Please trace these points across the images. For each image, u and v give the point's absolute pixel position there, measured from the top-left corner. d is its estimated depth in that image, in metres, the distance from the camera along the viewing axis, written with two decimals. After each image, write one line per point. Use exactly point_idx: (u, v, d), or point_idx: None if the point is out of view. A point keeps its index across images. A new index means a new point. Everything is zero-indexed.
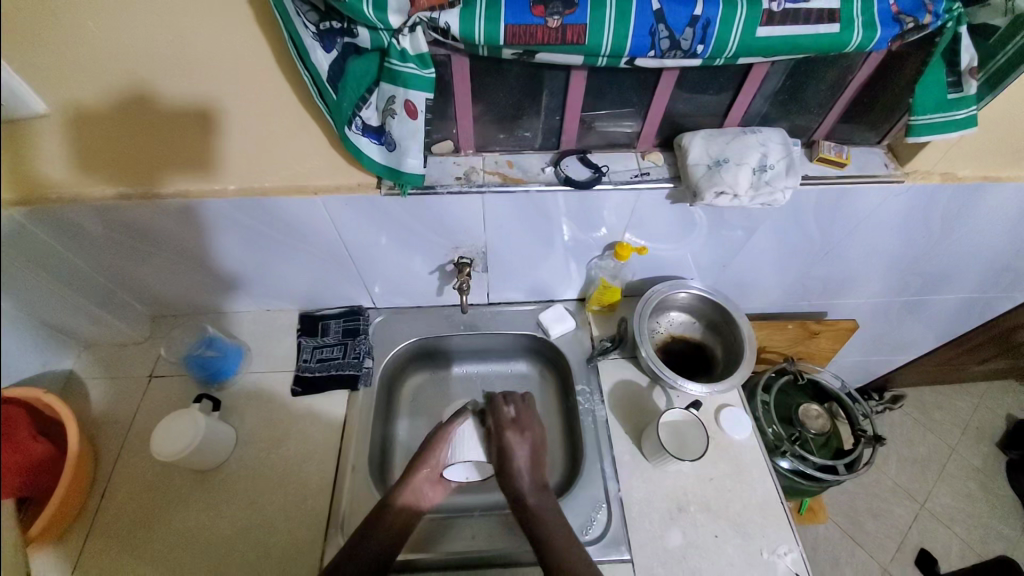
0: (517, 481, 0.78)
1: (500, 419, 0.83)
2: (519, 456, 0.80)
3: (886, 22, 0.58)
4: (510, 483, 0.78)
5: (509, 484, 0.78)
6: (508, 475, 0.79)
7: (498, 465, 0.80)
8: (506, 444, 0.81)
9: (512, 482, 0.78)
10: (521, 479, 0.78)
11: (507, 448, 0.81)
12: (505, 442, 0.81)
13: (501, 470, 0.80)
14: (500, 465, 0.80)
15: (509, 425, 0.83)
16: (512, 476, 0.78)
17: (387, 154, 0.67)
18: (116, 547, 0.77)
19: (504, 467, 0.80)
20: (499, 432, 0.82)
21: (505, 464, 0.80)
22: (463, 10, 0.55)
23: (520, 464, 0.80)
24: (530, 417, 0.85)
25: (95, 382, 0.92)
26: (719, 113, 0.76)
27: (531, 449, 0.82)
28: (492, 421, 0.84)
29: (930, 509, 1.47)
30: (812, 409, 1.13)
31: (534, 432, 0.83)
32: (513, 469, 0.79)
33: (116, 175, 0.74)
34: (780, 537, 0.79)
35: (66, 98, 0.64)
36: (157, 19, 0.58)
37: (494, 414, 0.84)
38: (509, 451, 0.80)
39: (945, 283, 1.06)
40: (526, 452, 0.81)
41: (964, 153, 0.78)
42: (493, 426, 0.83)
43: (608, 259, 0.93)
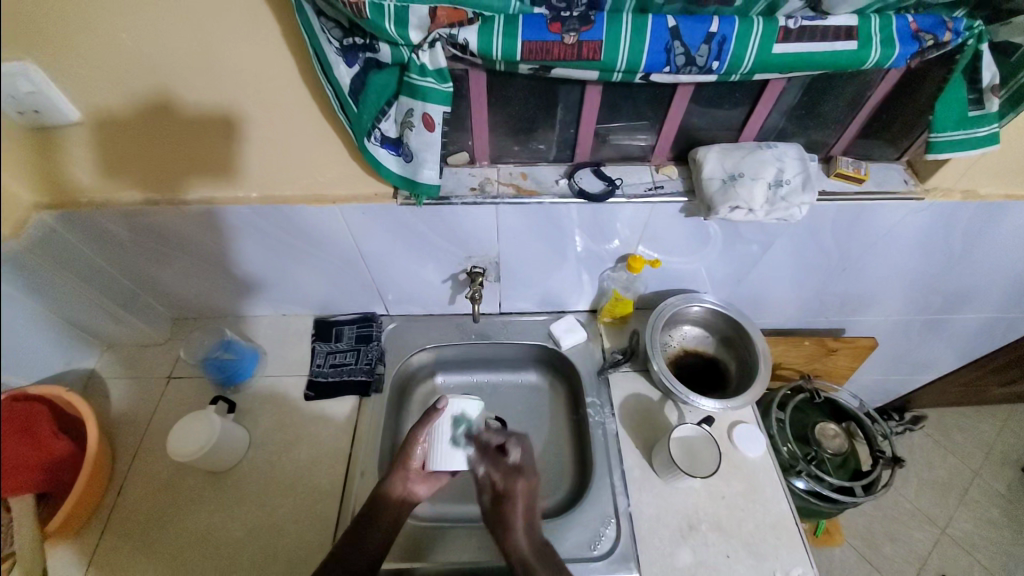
0: (515, 537, 0.71)
1: (503, 468, 0.77)
2: (519, 512, 0.73)
3: (905, 39, 0.58)
4: (509, 541, 0.71)
5: (506, 539, 0.72)
6: (508, 529, 0.72)
7: (499, 516, 0.74)
8: (511, 495, 0.74)
9: (510, 540, 0.72)
10: (518, 534, 0.72)
11: (513, 502, 0.74)
12: (513, 495, 0.74)
13: (498, 523, 0.73)
14: (499, 516, 0.74)
15: (511, 475, 0.76)
16: (512, 530, 0.72)
17: (403, 165, 0.68)
18: (131, 544, 0.79)
19: (505, 521, 0.73)
20: (504, 483, 0.76)
21: (506, 518, 0.73)
22: (481, 26, 0.57)
23: (519, 521, 0.73)
24: (531, 462, 0.78)
25: (115, 381, 0.95)
26: (734, 127, 0.76)
27: (532, 503, 0.75)
28: (494, 471, 0.77)
29: (951, 535, 1.42)
30: (829, 428, 1.10)
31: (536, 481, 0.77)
32: (513, 524, 0.72)
33: (143, 181, 0.77)
34: (794, 558, 0.78)
35: (99, 106, 0.67)
36: (189, 33, 0.60)
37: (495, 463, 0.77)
38: (512, 502, 0.74)
39: (967, 302, 1.04)
40: (527, 507, 0.74)
41: (985, 171, 0.76)
42: (496, 477, 0.76)
43: (620, 271, 0.94)
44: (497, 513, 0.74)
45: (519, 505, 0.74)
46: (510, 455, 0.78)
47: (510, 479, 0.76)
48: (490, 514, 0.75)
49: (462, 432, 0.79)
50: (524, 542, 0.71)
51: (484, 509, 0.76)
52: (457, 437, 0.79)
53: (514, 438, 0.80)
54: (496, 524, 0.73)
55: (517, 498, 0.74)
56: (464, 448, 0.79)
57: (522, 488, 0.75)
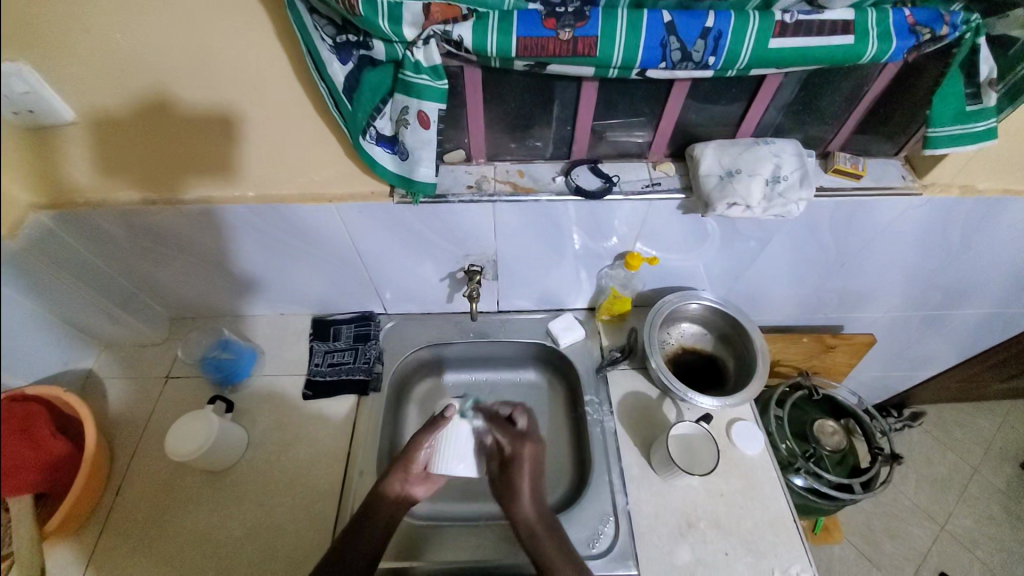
0: (521, 504, 0.76)
1: (510, 434, 0.79)
2: (526, 474, 0.77)
3: (902, 33, 0.58)
4: (516, 505, 0.76)
5: (513, 504, 0.76)
6: (515, 494, 0.76)
7: (505, 480, 0.77)
8: (519, 459, 0.78)
9: (517, 504, 0.76)
10: (524, 498, 0.76)
11: (520, 466, 0.78)
12: (521, 459, 0.78)
13: (504, 488, 0.77)
14: (506, 481, 0.77)
15: (517, 440, 0.79)
16: (519, 494, 0.76)
17: (399, 163, 0.68)
18: (129, 543, 0.79)
19: (512, 485, 0.77)
20: (512, 448, 0.78)
21: (513, 484, 0.77)
22: (475, 22, 0.56)
23: (525, 486, 0.77)
24: (536, 430, 0.82)
25: (113, 381, 0.95)
26: (731, 123, 0.75)
27: (537, 469, 0.79)
28: (502, 438, 0.79)
29: (950, 531, 1.42)
30: (827, 425, 1.10)
31: (540, 446, 0.81)
32: (519, 490, 0.76)
33: (139, 180, 0.76)
34: (792, 556, 0.78)
35: (93, 105, 0.67)
36: (182, 32, 0.60)
37: (503, 430, 0.79)
38: (519, 467, 0.77)
39: (966, 298, 1.03)
40: (532, 473, 0.78)
41: (983, 166, 0.76)
42: (504, 443, 0.78)
43: (618, 269, 0.93)
44: (503, 480, 0.78)
45: (526, 468, 0.78)
46: (517, 423, 0.81)
47: (519, 444, 0.79)
48: (497, 477, 0.78)
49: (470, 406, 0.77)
50: (529, 506, 0.76)
51: (491, 474, 0.79)
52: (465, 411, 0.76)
53: (520, 407, 0.83)
54: (503, 490, 0.78)
55: (524, 461, 0.78)
56: (470, 420, 0.77)
57: (528, 453, 0.78)
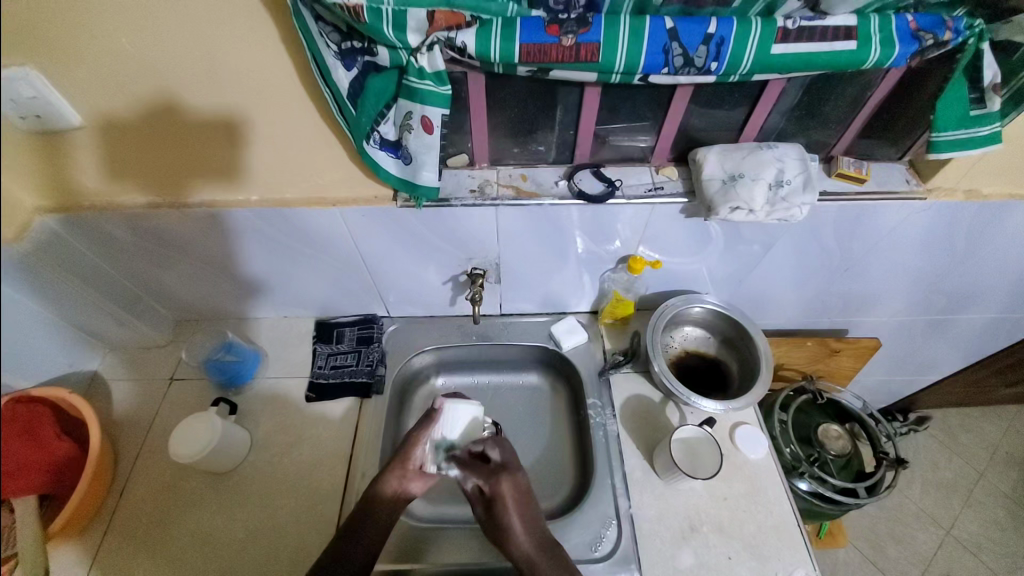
0: (517, 543, 0.71)
1: (484, 472, 0.75)
2: (512, 511, 0.73)
3: (905, 38, 0.57)
4: (512, 543, 0.71)
5: (509, 542, 0.72)
6: (506, 533, 0.72)
7: (494, 522, 0.74)
8: (499, 498, 0.73)
9: (512, 543, 0.72)
10: (519, 539, 0.72)
11: (502, 504, 0.73)
12: (501, 497, 0.73)
13: (496, 531, 0.73)
14: (495, 522, 0.73)
15: (494, 476, 0.75)
16: (511, 533, 0.72)
17: (403, 167, 0.69)
18: (133, 545, 0.79)
19: (501, 526, 0.73)
20: (489, 487, 0.74)
21: (501, 524, 0.73)
22: (479, 29, 0.57)
23: (515, 524, 0.72)
24: (511, 457, 0.78)
25: (118, 383, 0.95)
26: (734, 128, 0.75)
27: (521, 501, 0.74)
28: (477, 479, 0.75)
29: (956, 536, 1.41)
30: (832, 430, 1.09)
31: (520, 475, 0.76)
32: (510, 529, 0.72)
33: (145, 184, 0.77)
34: (796, 560, 0.77)
35: (101, 110, 0.67)
36: (189, 38, 0.61)
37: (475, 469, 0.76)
38: (502, 506, 0.73)
39: (972, 302, 1.03)
40: (517, 506, 0.73)
41: (987, 170, 0.76)
42: (482, 483, 0.75)
43: (620, 273, 0.93)
44: (492, 520, 0.74)
45: (509, 506, 0.73)
46: (491, 458, 0.77)
47: (496, 479, 0.74)
48: (486, 520, 0.75)
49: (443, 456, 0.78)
50: (526, 542, 0.72)
51: (481, 519, 0.76)
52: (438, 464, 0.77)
53: (490, 439, 0.78)
54: (494, 532, 0.73)
55: (506, 499, 0.73)
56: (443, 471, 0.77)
57: (507, 488, 0.74)
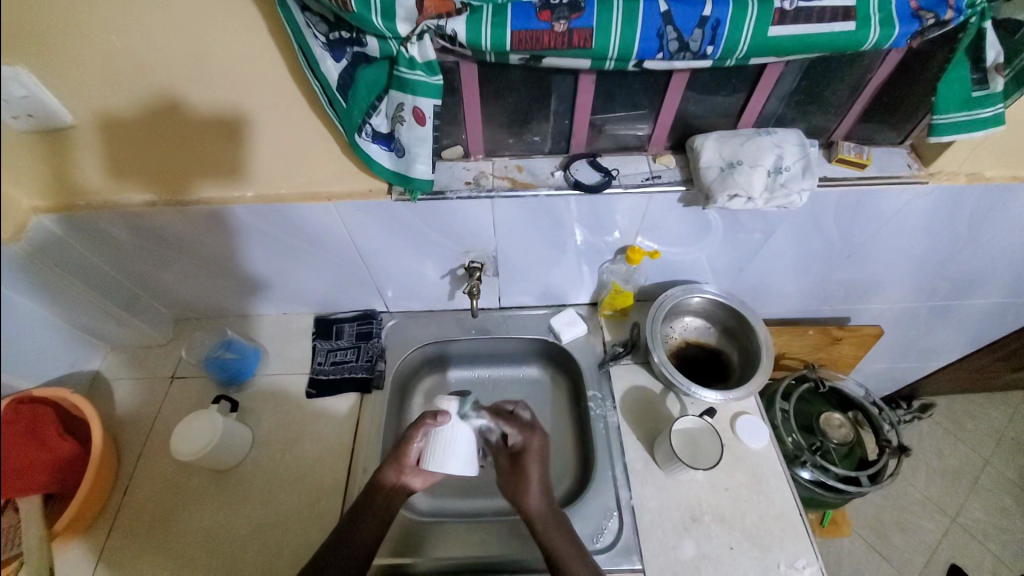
0: (529, 497, 0.75)
1: (517, 423, 0.81)
2: (537, 463, 0.78)
3: (905, 18, 0.56)
4: (527, 496, 0.75)
5: (523, 495, 0.76)
6: (525, 483, 0.76)
7: (515, 470, 0.78)
8: (528, 451, 0.79)
9: (526, 494, 0.76)
10: (532, 495, 0.75)
11: (530, 457, 0.79)
12: (530, 449, 0.79)
13: (515, 481, 0.77)
14: (516, 472, 0.78)
15: (525, 428, 0.81)
16: (529, 485, 0.76)
17: (396, 161, 0.68)
18: (138, 542, 0.80)
19: (520, 477, 0.77)
20: (521, 438, 0.80)
21: (522, 473, 0.77)
22: (469, 16, 0.56)
23: (534, 477, 0.77)
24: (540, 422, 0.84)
25: (119, 382, 0.95)
26: (732, 114, 0.74)
27: (546, 460, 0.79)
28: (511, 429, 0.80)
29: (961, 524, 1.40)
30: (834, 418, 1.09)
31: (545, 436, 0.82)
32: (529, 480, 0.76)
33: (140, 182, 0.77)
34: (798, 549, 0.77)
35: (91, 108, 0.67)
36: (177, 33, 0.60)
37: (511, 420, 0.81)
38: (530, 456, 0.79)
39: (975, 288, 1.02)
40: (542, 464, 0.79)
41: (991, 152, 0.75)
42: (515, 439, 0.80)
43: (620, 263, 0.93)
44: (515, 470, 0.78)
45: (535, 458, 0.78)
46: (523, 415, 0.82)
47: (527, 433, 0.80)
48: (507, 470, 0.80)
49: (469, 410, 0.75)
50: (537, 498, 0.75)
51: (501, 470, 0.80)
52: (464, 413, 0.74)
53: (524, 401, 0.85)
54: (512, 481, 0.78)
55: (533, 452, 0.79)
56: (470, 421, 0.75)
57: (537, 444, 0.80)
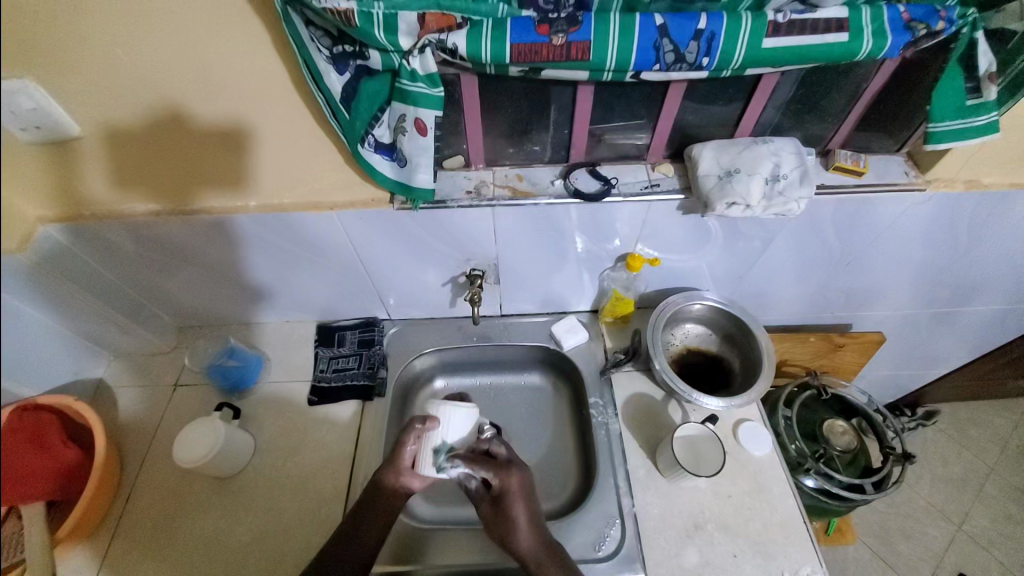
0: (520, 541, 0.72)
1: (496, 464, 0.75)
2: (520, 503, 0.74)
3: (897, 29, 0.57)
4: (516, 541, 0.72)
5: (512, 539, 0.72)
6: (512, 527, 0.72)
7: (500, 516, 0.74)
8: (508, 494, 0.74)
9: (516, 538, 0.72)
10: (522, 538, 0.72)
11: (511, 499, 0.74)
12: (510, 491, 0.74)
13: (501, 528, 0.73)
14: (500, 516, 0.74)
15: (504, 468, 0.75)
16: (516, 531, 0.72)
17: (398, 170, 0.69)
18: (140, 550, 0.80)
19: (506, 521, 0.73)
20: (498, 481, 0.74)
21: (507, 517, 0.73)
22: (470, 30, 0.57)
23: (521, 519, 0.73)
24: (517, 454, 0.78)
25: (123, 390, 0.96)
26: (730, 123, 0.75)
27: (528, 494, 0.75)
28: (488, 472, 0.74)
29: (968, 532, 1.39)
30: (838, 425, 1.09)
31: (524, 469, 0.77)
32: (516, 523, 0.72)
33: (146, 192, 0.78)
34: (802, 558, 0.77)
35: (99, 120, 0.68)
36: (184, 47, 0.61)
37: (488, 461, 0.75)
38: (511, 499, 0.74)
39: (976, 295, 1.02)
40: (525, 500, 0.75)
41: (988, 159, 0.75)
42: (493, 481, 0.75)
43: (620, 271, 0.93)
44: (498, 516, 0.74)
45: (518, 501, 0.74)
46: (498, 453, 0.77)
47: (505, 472, 0.75)
48: (490, 515, 0.75)
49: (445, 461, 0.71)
50: (528, 536, 0.72)
51: (484, 512, 0.76)
52: (440, 467, 0.70)
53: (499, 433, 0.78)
54: (498, 528, 0.74)
55: (514, 493, 0.74)
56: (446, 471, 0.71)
57: (516, 482, 0.75)
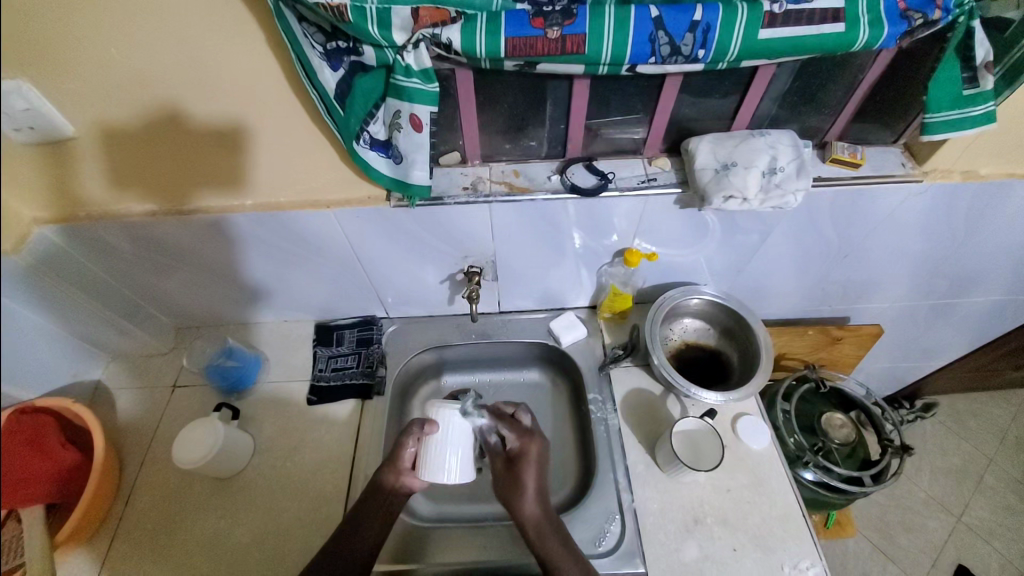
0: (526, 502, 0.74)
1: (514, 428, 0.81)
2: (533, 470, 0.77)
3: (893, 19, 0.57)
4: (522, 503, 0.74)
5: (517, 503, 0.75)
6: (521, 490, 0.75)
7: (510, 475, 0.77)
8: (525, 457, 0.78)
9: (522, 500, 0.75)
10: (528, 501, 0.75)
11: (527, 462, 0.78)
12: (527, 455, 0.79)
13: (510, 487, 0.77)
14: (511, 477, 0.77)
15: (523, 433, 0.80)
16: (525, 492, 0.75)
17: (394, 167, 0.68)
18: (140, 551, 0.80)
19: (516, 482, 0.76)
20: (518, 443, 0.80)
21: (518, 481, 0.76)
22: (464, 24, 0.57)
23: (530, 484, 0.76)
24: (540, 427, 0.84)
25: (120, 392, 0.96)
26: (726, 116, 0.75)
27: (543, 466, 0.79)
28: (507, 432, 0.80)
29: (967, 523, 1.40)
30: (836, 418, 1.09)
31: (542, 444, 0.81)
32: (526, 486, 0.76)
33: (140, 192, 0.77)
34: (801, 551, 0.77)
35: (91, 119, 0.68)
36: (176, 44, 0.61)
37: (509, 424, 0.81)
38: (526, 462, 0.78)
39: (974, 286, 1.02)
40: (538, 470, 0.78)
41: (984, 150, 0.75)
42: (512, 445, 0.80)
43: (618, 266, 0.93)
44: (508, 476, 0.78)
45: (531, 464, 0.78)
46: (523, 420, 0.83)
47: (526, 439, 0.80)
48: (502, 474, 0.79)
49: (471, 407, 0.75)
50: (534, 504, 0.75)
51: (495, 473, 0.79)
52: (466, 411, 0.74)
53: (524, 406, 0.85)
54: (507, 487, 0.77)
55: (530, 458, 0.79)
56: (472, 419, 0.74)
57: (536, 449, 0.80)
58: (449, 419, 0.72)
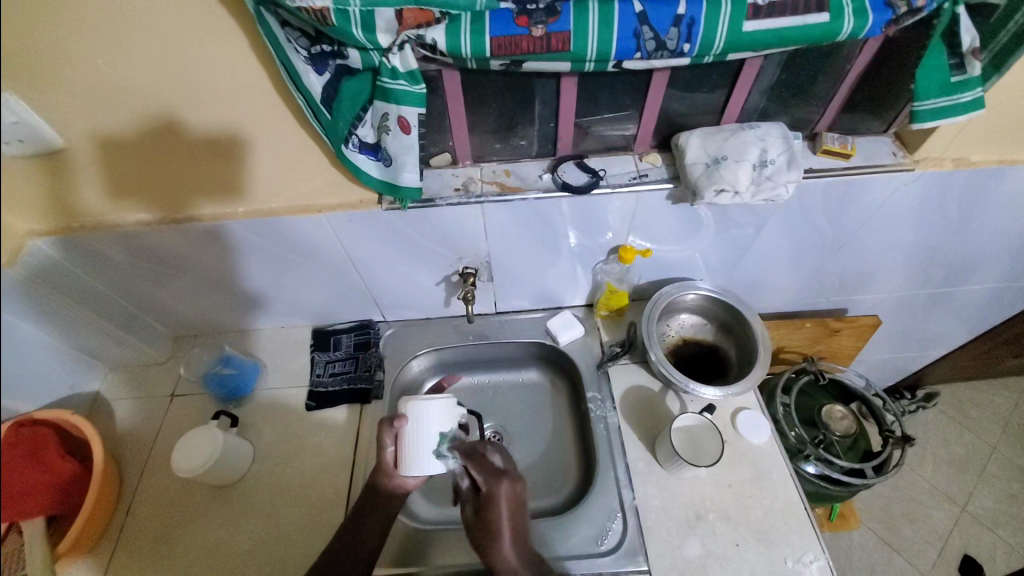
0: (501, 554, 0.70)
1: (484, 471, 0.73)
2: (504, 514, 0.71)
3: (878, 7, 0.57)
4: (496, 553, 0.70)
5: (493, 552, 0.70)
6: (495, 539, 0.70)
7: (483, 524, 0.72)
8: (496, 500, 0.72)
9: (497, 551, 0.70)
10: (504, 551, 0.70)
11: (499, 505, 0.72)
12: (497, 498, 0.72)
13: (483, 536, 0.72)
14: (483, 523, 0.72)
15: (492, 476, 0.73)
16: (500, 541, 0.70)
17: (384, 170, 0.68)
18: (141, 561, 0.80)
19: (490, 531, 0.71)
20: (488, 486, 0.73)
21: (491, 527, 0.71)
22: (449, 25, 0.57)
23: (505, 530, 0.71)
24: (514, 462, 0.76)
25: (119, 402, 0.96)
26: (715, 110, 0.75)
27: (517, 506, 0.73)
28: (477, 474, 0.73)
29: (972, 513, 1.39)
30: (836, 410, 1.08)
31: (517, 480, 0.74)
32: (499, 533, 0.70)
33: (133, 201, 0.77)
34: (804, 545, 0.76)
35: (81, 131, 0.68)
36: (163, 53, 0.61)
37: (478, 465, 0.73)
38: (496, 509, 0.72)
39: (970, 274, 1.02)
40: (512, 512, 0.72)
41: (975, 137, 0.75)
42: (482, 485, 0.73)
43: (612, 263, 0.93)
44: (481, 522, 0.73)
45: (503, 509, 0.71)
46: (494, 460, 0.75)
47: (495, 481, 0.72)
48: (474, 519, 0.74)
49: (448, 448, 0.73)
50: (511, 555, 0.70)
51: (468, 518, 0.75)
52: (441, 452, 0.72)
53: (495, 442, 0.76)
54: (481, 534, 0.72)
55: (501, 500, 0.72)
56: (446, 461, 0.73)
57: (507, 491, 0.72)
58: (419, 410, 0.72)
